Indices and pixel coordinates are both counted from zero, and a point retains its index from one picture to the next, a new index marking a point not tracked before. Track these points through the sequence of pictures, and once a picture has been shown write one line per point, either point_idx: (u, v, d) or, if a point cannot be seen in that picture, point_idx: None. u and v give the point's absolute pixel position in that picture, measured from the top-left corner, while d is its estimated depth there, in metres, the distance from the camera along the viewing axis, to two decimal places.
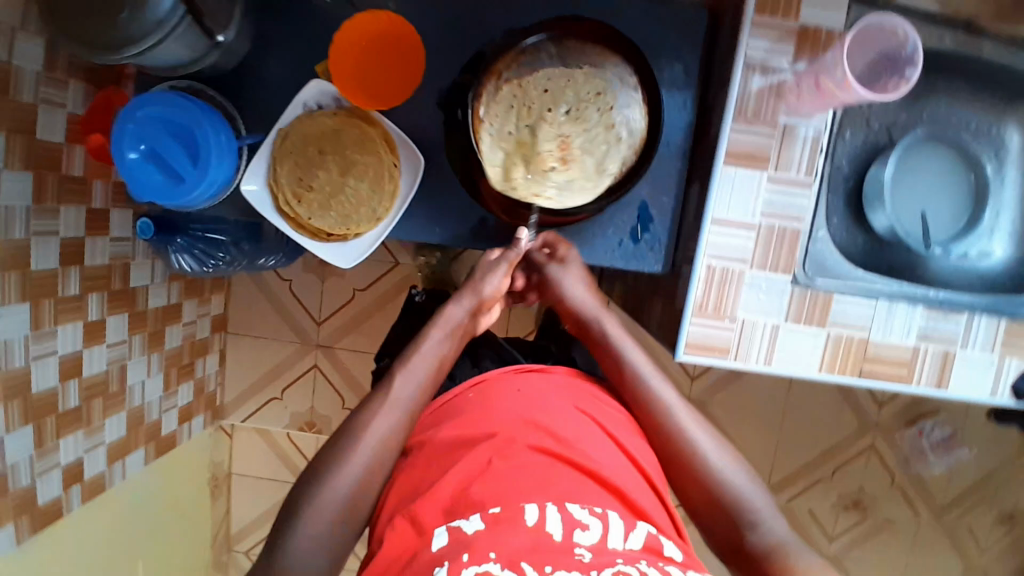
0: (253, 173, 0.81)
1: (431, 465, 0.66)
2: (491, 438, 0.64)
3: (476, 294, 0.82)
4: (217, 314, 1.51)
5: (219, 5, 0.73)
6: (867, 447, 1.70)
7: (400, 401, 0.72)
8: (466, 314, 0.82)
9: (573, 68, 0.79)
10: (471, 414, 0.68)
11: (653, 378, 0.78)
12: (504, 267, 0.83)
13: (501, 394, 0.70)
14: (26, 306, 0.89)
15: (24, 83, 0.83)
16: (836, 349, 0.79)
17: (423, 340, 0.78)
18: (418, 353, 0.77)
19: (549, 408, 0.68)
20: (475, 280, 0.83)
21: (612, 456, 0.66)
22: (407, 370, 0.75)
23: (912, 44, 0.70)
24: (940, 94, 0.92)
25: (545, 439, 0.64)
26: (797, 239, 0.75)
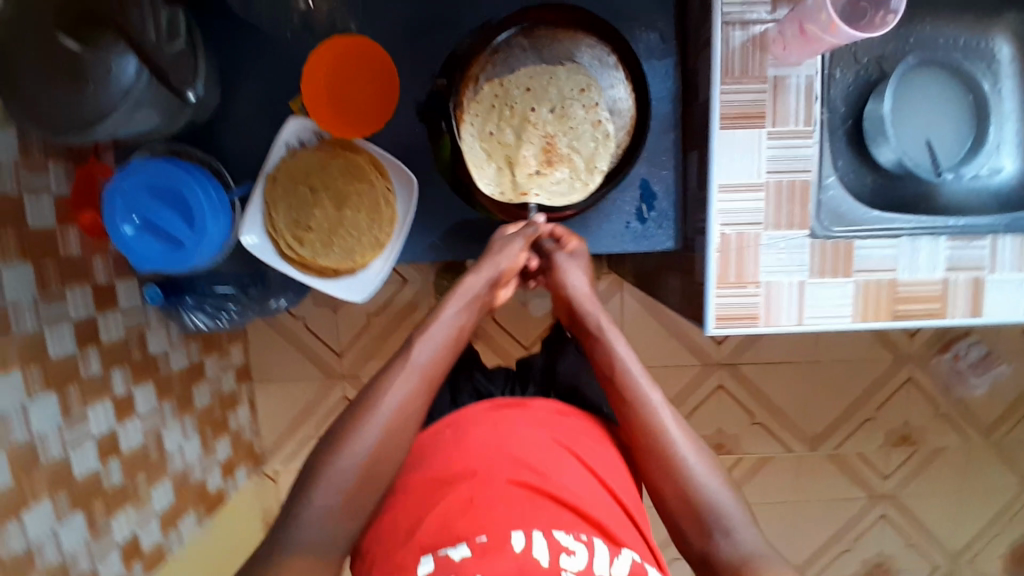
0: (251, 225, 0.80)
1: (407, 504, 0.64)
2: (470, 475, 0.63)
3: (494, 270, 0.76)
4: (239, 364, 1.51)
5: (180, 61, 0.72)
6: (905, 381, 1.68)
7: (417, 367, 0.70)
8: (486, 287, 0.76)
9: (554, 65, 0.76)
10: (448, 450, 0.68)
11: (642, 376, 0.76)
12: (519, 243, 0.77)
13: (478, 426, 0.70)
14: (52, 395, 0.89)
15: (5, 173, 0.82)
16: (867, 296, 0.77)
17: (440, 310, 0.74)
18: (437, 320, 0.73)
19: (529, 441, 0.68)
20: (492, 253, 0.76)
21: (591, 485, 0.67)
22: (427, 335, 0.72)
23: None
24: (924, 15, 0.89)
25: (524, 473, 0.64)
26: (808, 191, 0.73)
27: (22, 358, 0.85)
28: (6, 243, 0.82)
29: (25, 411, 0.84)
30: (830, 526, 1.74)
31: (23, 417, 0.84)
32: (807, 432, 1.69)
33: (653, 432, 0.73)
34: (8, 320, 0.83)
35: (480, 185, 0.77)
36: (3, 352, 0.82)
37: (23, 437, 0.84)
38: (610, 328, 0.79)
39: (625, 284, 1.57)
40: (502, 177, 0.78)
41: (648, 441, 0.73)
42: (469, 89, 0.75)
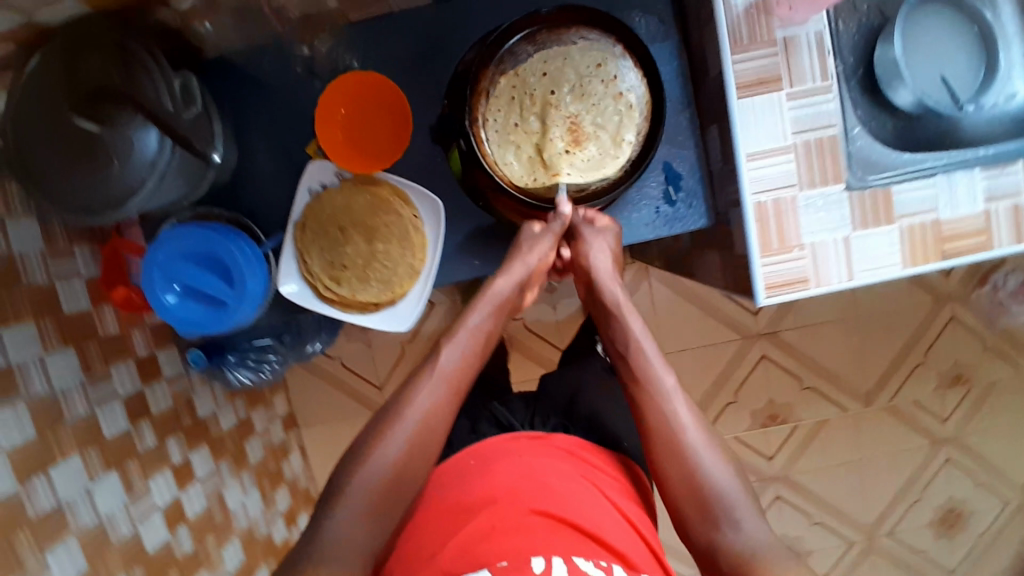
0: (287, 274, 0.81)
1: (428, 531, 0.67)
2: (491, 505, 0.67)
3: (523, 270, 0.76)
4: (284, 413, 1.52)
5: (198, 128, 0.74)
6: (948, 320, 1.65)
7: (444, 373, 0.72)
8: (514, 290, 0.77)
9: (567, 45, 0.72)
10: (473, 480, 0.71)
11: (655, 357, 0.76)
12: (549, 241, 0.76)
13: (503, 460, 0.73)
14: (113, 474, 0.90)
15: (32, 266, 0.82)
16: (913, 240, 0.75)
17: (466, 313, 0.76)
18: (462, 326, 0.76)
19: (550, 475, 0.71)
20: (520, 250, 0.76)
21: (609, 515, 0.69)
22: (453, 340, 0.75)
23: None
24: None
25: (545, 503, 0.67)
26: (837, 145, 0.72)
27: (80, 442, 0.86)
28: (47, 333, 0.83)
29: (90, 494, 0.85)
30: (897, 479, 1.70)
31: (89, 499, 0.85)
32: (859, 388, 1.66)
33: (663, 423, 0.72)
34: (61, 408, 0.84)
35: (511, 179, 0.74)
36: (61, 439, 0.83)
37: (92, 520, 0.85)
38: (625, 307, 0.79)
39: (652, 271, 1.56)
40: (532, 167, 0.73)
41: (655, 420, 0.73)
42: (484, 83, 0.72)
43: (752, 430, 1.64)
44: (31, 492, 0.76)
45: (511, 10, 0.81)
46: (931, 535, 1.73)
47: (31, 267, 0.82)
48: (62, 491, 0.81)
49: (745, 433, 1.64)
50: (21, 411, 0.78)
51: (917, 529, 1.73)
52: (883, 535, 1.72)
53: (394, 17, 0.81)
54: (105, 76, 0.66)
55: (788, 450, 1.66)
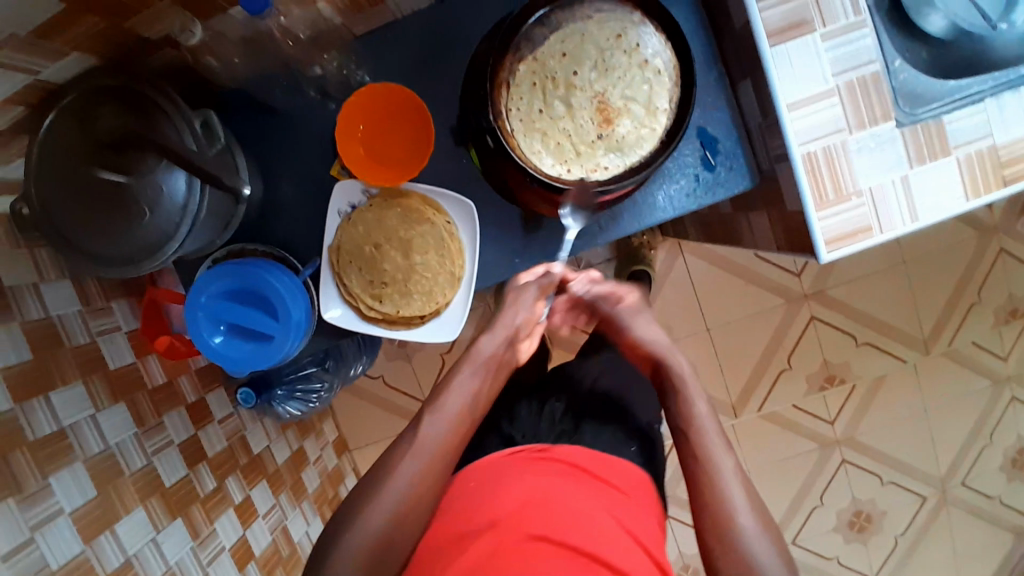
0: (329, 298, 0.80)
1: (439, 546, 0.73)
2: (493, 528, 0.72)
3: (510, 326, 0.79)
4: (335, 438, 1.52)
5: (223, 162, 0.72)
6: (997, 254, 1.58)
7: (431, 439, 0.72)
8: (503, 345, 0.79)
9: (582, 21, 0.69)
10: (474, 501, 0.76)
11: (714, 435, 0.75)
12: (533, 292, 0.80)
13: (503, 479, 0.77)
14: (178, 522, 0.90)
15: (73, 326, 0.82)
16: (974, 169, 0.70)
17: (455, 374, 0.77)
18: (449, 389, 0.76)
19: (554, 495, 0.75)
20: (508, 303, 0.80)
21: (606, 526, 0.73)
22: (440, 403, 0.75)
23: None
24: None
25: (543, 526, 0.72)
26: (881, 80, 0.68)
27: (142, 494, 0.85)
28: (97, 391, 0.83)
29: (157, 543, 0.84)
30: (964, 425, 1.63)
31: (157, 549, 0.84)
32: (916, 335, 1.60)
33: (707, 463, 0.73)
34: (120, 463, 0.83)
35: (543, 169, 0.70)
36: (123, 494, 0.82)
37: (162, 569, 0.84)
38: (687, 380, 0.80)
39: (685, 247, 1.52)
40: (563, 154, 0.70)
41: (709, 507, 0.71)
42: (504, 74, 0.70)
43: (809, 394, 1.59)
44: (99, 551, 0.76)
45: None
46: (1006, 480, 1.66)
47: (71, 327, 0.82)
48: (130, 544, 0.80)
49: (801, 399, 1.59)
50: (81, 472, 0.77)
51: (991, 475, 1.65)
52: (957, 485, 1.65)
53: (400, 23, 0.79)
54: (121, 125, 0.64)
55: (848, 409, 1.61)
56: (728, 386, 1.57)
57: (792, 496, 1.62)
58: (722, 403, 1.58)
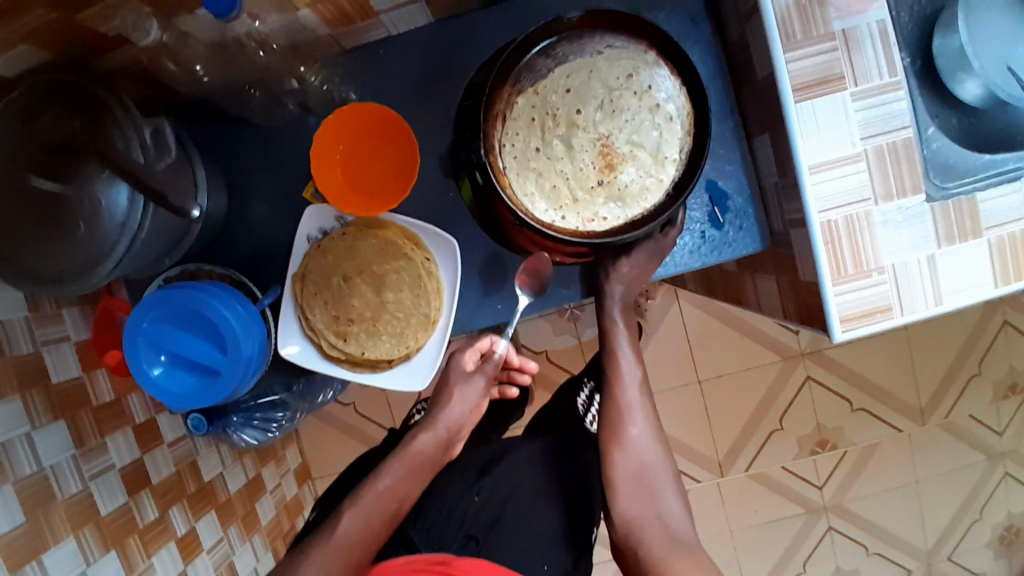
0: (289, 333, 0.72)
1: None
2: None
3: (448, 426, 0.76)
4: (297, 466, 1.43)
5: (176, 178, 0.64)
6: (1001, 326, 1.52)
7: (342, 543, 0.66)
8: (437, 448, 0.75)
9: (591, 56, 0.63)
10: None
11: (631, 383, 0.76)
12: (481, 381, 0.79)
13: None
14: (113, 554, 0.83)
15: (16, 334, 0.76)
16: (1005, 254, 0.64)
17: (381, 475, 0.72)
18: (371, 488, 0.71)
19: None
20: (453, 395, 0.77)
21: None
22: (357, 504, 0.69)
23: None
24: None
25: None
26: (913, 148, 0.62)
27: (71, 525, 0.78)
28: (34, 407, 0.78)
29: None
30: (952, 498, 1.56)
31: None
32: (913, 404, 1.53)
33: (621, 401, 0.76)
34: (52, 488, 0.77)
35: (535, 214, 0.63)
36: (52, 522, 0.76)
37: None
38: (614, 326, 0.75)
39: (682, 292, 1.46)
40: (559, 198, 0.63)
41: (614, 442, 0.75)
42: (500, 105, 0.63)
43: (799, 457, 1.51)
44: None
45: (523, 23, 0.72)
46: (992, 558, 1.58)
47: (14, 335, 0.76)
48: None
49: (791, 461, 1.51)
50: (8, 495, 0.72)
51: (978, 554, 1.57)
52: (942, 560, 1.57)
53: (395, 38, 0.73)
54: (66, 127, 0.56)
55: (839, 475, 1.53)
56: (716, 442, 1.50)
57: (772, 561, 1.54)
58: (708, 459, 1.50)
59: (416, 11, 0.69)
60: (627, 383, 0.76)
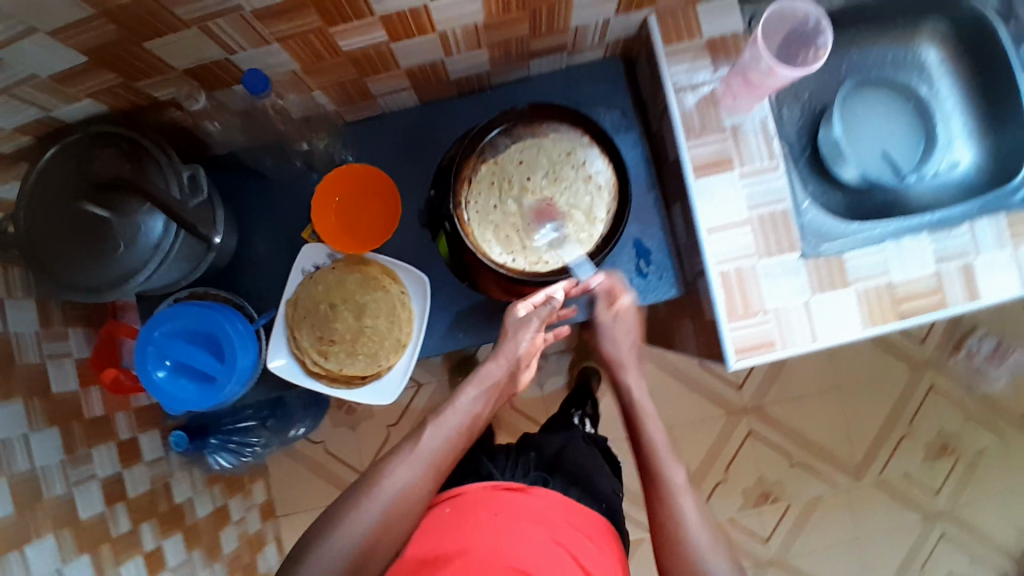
0: (277, 348, 0.84)
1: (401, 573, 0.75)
2: (462, 556, 0.73)
3: (512, 357, 0.78)
4: (262, 502, 1.42)
5: (202, 212, 0.78)
6: (928, 391, 1.63)
7: (427, 455, 0.72)
8: (506, 373, 0.78)
9: (540, 137, 0.80)
10: (447, 530, 0.76)
11: (664, 453, 0.81)
12: (535, 325, 0.77)
13: (477, 516, 0.78)
14: (85, 558, 0.83)
15: (27, 345, 0.83)
16: (871, 302, 0.80)
17: (457, 396, 0.77)
18: (450, 407, 0.76)
19: (526, 537, 0.75)
20: (510, 335, 0.78)
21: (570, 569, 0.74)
22: (439, 422, 0.74)
23: (815, 17, 0.76)
24: (842, 41, 0.93)
25: (518, 561, 0.73)
26: (789, 218, 0.79)
27: (51, 526, 0.80)
28: (34, 412, 0.82)
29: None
30: (894, 555, 1.65)
31: None
32: (849, 461, 1.63)
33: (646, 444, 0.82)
34: (40, 488, 0.79)
35: (491, 256, 0.78)
36: (37, 518, 0.78)
37: None
38: (641, 403, 0.85)
39: (635, 348, 1.56)
40: (510, 244, 0.79)
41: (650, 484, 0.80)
42: (467, 171, 0.79)
43: (743, 509, 1.61)
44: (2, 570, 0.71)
45: (488, 110, 0.91)
46: None
47: (25, 346, 0.82)
48: (34, 569, 0.76)
49: (737, 513, 1.61)
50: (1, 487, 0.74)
51: None
52: None
53: (388, 114, 0.91)
54: (117, 168, 0.71)
55: (783, 529, 1.63)
56: None
57: None
58: None
59: (404, 95, 0.87)
60: (648, 430, 0.83)
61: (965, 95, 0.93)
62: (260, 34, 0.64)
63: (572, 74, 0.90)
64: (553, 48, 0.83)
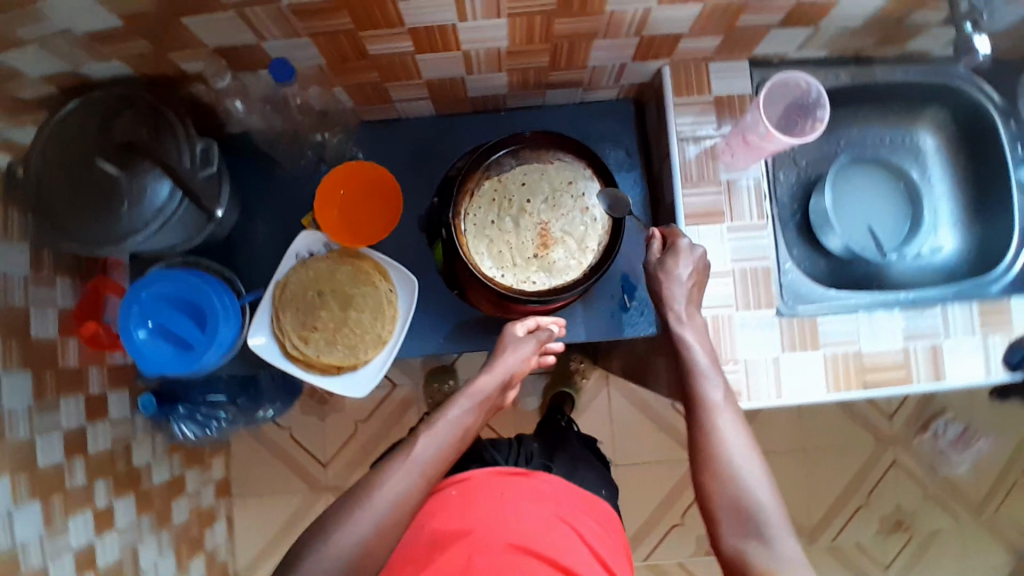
0: (258, 326, 0.85)
1: (408, 557, 0.76)
2: (466, 537, 0.74)
3: (506, 372, 0.81)
4: (219, 478, 1.42)
5: (209, 185, 0.81)
6: (890, 465, 1.64)
7: (419, 463, 0.72)
8: (498, 387, 0.81)
9: (545, 163, 0.83)
10: (452, 512, 0.77)
11: (710, 383, 0.74)
12: (532, 344, 0.83)
13: (483, 499, 0.78)
14: (36, 505, 0.83)
15: (14, 287, 0.82)
16: (838, 366, 0.83)
17: (449, 407, 0.78)
18: (443, 419, 0.76)
19: (534, 520, 0.76)
20: (506, 351, 0.82)
21: (575, 549, 0.76)
22: (432, 432, 0.75)
23: (815, 90, 0.80)
24: (845, 117, 0.97)
25: (524, 542, 0.74)
26: (770, 275, 0.83)
27: (7, 468, 0.79)
28: (10, 353, 0.81)
29: (10, 519, 0.79)
30: None
31: (7, 524, 0.78)
32: (804, 522, 1.62)
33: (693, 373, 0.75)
34: (2, 428, 0.79)
35: (482, 269, 0.80)
36: None
37: (4, 547, 0.77)
38: (682, 326, 0.77)
39: (611, 380, 1.56)
40: (502, 260, 0.81)
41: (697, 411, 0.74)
42: (471, 184, 0.82)
43: (696, 556, 1.56)
44: None
45: (500, 130, 0.94)
46: None
47: (10, 289, 0.81)
48: None
49: (689, 559, 1.56)
50: None
51: None
52: None
53: (404, 119, 0.94)
54: (134, 131, 0.73)
55: None
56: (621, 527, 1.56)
57: None
58: None
59: (422, 105, 0.90)
60: (695, 363, 0.75)
61: (953, 186, 0.98)
62: (295, 27, 0.67)
63: (584, 109, 0.94)
64: (569, 82, 0.87)
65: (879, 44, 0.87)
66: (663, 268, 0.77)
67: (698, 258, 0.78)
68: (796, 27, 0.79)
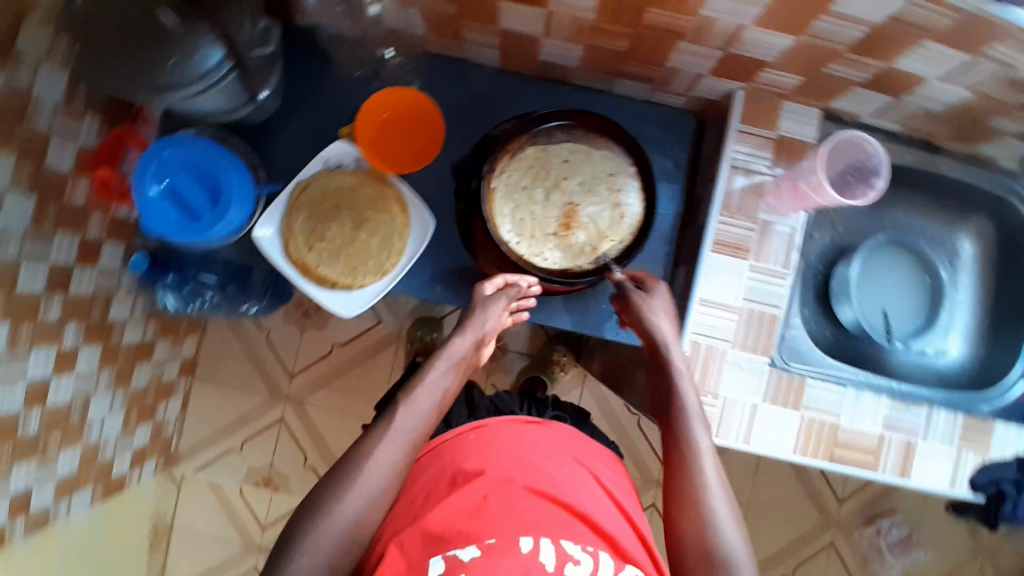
0: (270, 217, 0.84)
1: (421, 499, 0.68)
2: (480, 478, 0.67)
3: (480, 334, 0.76)
4: (186, 358, 1.43)
5: (259, 67, 0.81)
6: (827, 545, 1.63)
7: (404, 437, 0.68)
8: (473, 348, 0.76)
9: (592, 148, 0.82)
10: (466, 452, 0.71)
11: (697, 419, 0.72)
12: (506, 302, 0.77)
13: (500, 442, 0.72)
14: (5, 325, 0.82)
15: (43, 111, 0.81)
16: (811, 432, 0.82)
17: (426, 372, 0.73)
18: (420, 384, 0.72)
19: (553, 468, 0.70)
20: (478, 312, 0.77)
21: (596, 500, 0.69)
22: (410, 404, 0.70)
23: (878, 157, 0.79)
24: (897, 196, 0.95)
25: (541, 486, 0.67)
26: (774, 323, 0.82)
27: None
28: (22, 173, 0.80)
29: None
30: None
31: None
32: None
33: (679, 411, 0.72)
34: None
35: (499, 230, 0.79)
36: None
37: None
38: (677, 369, 0.74)
39: (587, 380, 1.56)
40: (521, 227, 0.80)
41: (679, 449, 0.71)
42: (514, 146, 0.81)
43: None
44: None
45: (558, 102, 0.93)
46: None
47: (39, 112, 0.81)
48: None
49: None
50: None
51: None
52: None
53: (468, 62, 0.92)
54: None
55: None
56: None
57: None
58: None
59: (490, 53, 0.88)
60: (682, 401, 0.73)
61: (978, 296, 0.96)
62: None
63: (646, 108, 0.92)
64: (640, 76, 0.85)
65: (954, 135, 0.85)
66: (638, 305, 0.77)
67: (670, 302, 0.78)
68: (880, 91, 0.77)
